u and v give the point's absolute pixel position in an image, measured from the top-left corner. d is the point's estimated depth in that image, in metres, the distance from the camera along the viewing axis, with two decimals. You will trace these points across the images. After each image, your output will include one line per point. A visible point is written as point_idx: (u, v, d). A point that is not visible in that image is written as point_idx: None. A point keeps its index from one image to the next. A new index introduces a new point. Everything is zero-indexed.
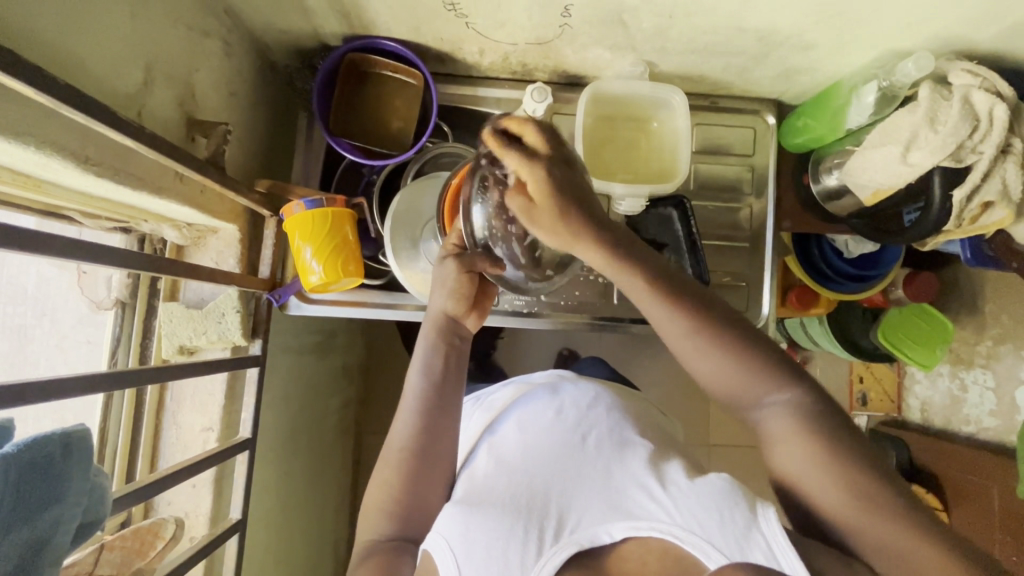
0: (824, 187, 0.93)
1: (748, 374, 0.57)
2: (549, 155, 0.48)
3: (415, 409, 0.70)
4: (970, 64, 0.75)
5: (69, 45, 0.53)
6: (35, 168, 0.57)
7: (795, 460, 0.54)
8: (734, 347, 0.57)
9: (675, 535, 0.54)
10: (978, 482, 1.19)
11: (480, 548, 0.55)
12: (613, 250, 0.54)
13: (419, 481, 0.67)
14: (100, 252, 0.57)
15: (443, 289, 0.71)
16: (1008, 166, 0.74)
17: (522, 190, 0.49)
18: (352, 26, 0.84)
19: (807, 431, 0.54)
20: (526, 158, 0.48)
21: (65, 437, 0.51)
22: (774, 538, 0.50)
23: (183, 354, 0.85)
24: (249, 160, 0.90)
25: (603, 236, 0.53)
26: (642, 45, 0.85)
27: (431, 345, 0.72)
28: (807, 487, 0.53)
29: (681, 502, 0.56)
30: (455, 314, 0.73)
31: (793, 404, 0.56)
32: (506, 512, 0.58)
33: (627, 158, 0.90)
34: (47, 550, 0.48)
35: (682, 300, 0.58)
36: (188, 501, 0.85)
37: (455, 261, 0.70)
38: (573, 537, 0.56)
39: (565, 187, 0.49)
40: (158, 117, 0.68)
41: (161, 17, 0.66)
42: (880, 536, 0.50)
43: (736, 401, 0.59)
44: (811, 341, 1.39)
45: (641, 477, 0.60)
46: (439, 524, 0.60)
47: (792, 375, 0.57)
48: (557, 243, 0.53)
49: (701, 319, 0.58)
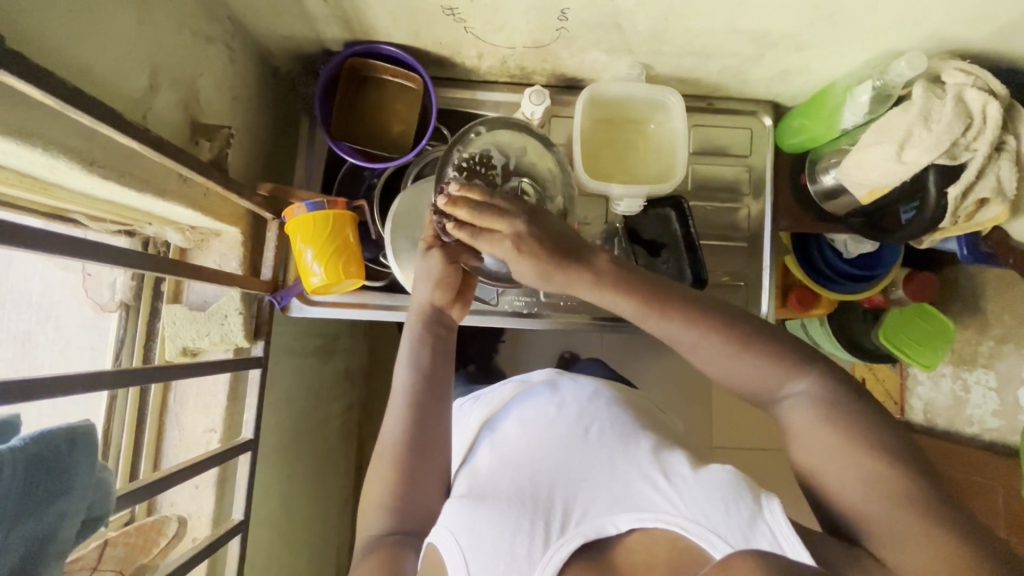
0: (821, 187, 0.94)
1: (764, 370, 0.58)
2: (516, 214, 0.61)
3: (407, 402, 0.71)
4: (962, 63, 0.76)
5: (75, 50, 0.54)
6: (41, 170, 0.58)
7: (815, 447, 0.55)
8: (753, 345, 0.59)
9: (681, 526, 0.54)
10: (982, 482, 1.18)
11: (487, 541, 0.56)
12: (595, 275, 0.61)
13: (416, 475, 0.68)
14: (106, 252, 0.58)
15: (428, 281, 0.73)
16: (1002, 164, 0.75)
17: (499, 241, 0.60)
18: (352, 31, 0.86)
19: (825, 418, 0.55)
20: (496, 219, 0.60)
21: (71, 432, 0.52)
22: (779, 528, 0.50)
23: (187, 355, 0.86)
24: (252, 164, 0.91)
25: (580, 264, 0.61)
26: (639, 47, 0.86)
27: (417, 337, 0.73)
28: (826, 473, 0.54)
29: (685, 494, 0.56)
30: (440, 305, 0.75)
31: (811, 392, 0.56)
32: (512, 505, 0.59)
33: (624, 159, 0.91)
34: (53, 543, 0.49)
35: (675, 304, 0.60)
36: (191, 502, 0.85)
37: (441, 252, 0.73)
38: (579, 529, 0.57)
39: (545, 245, 0.61)
40: (162, 121, 0.69)
41: (166, 23, 0.68)
42: (897, 525, 0.49)
43: (758, 395, 0.60)
44: (813, 342, 1.39)
45: (645, 469, 0.61)
46: (444, 519, 0.60)
47: (811, 365, 0.58)
48: (538, 280, 0.62)
49: (704, 321, 0.60)
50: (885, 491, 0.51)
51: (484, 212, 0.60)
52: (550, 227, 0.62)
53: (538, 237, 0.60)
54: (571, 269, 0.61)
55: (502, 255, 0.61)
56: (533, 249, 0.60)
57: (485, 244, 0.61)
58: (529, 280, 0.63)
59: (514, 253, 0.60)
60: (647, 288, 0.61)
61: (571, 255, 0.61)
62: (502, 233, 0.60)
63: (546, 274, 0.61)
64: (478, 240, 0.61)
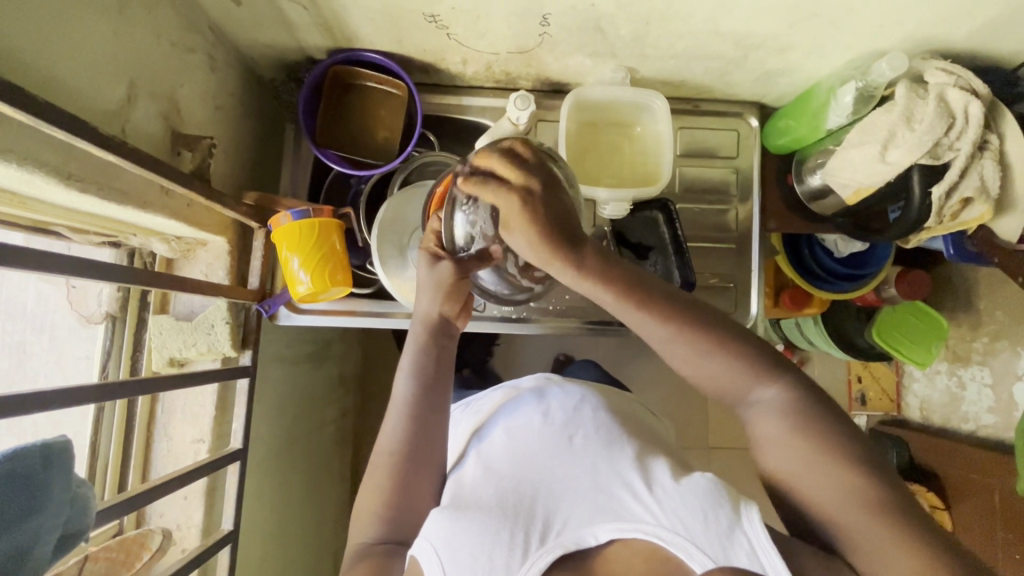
0: (808, 187, 0.94)
1: (734, 373, 0.58)
2: (530, 176, 0.57)
3: (404, 411, 0.71)
4: (943, 63, 0.76)
5: (47, 65, 0.54)
6: (19, 185, 0.58)
7: (789, 453, 0.55)
8: (727, 347, 0.58)
9: (659, 536, 0.54)
10: (977, 480, 1.18)
11: (465, 552, 0.56)
12: (581, 262, 0.57)
13: (407, 485, 0.68)
14: (86, 266, 0.57)
15: (437, 293, 0.72)
16: (985, 163, 0.76)
17: (504, 194, 0.57)
18: (335, 39, 0.86)
19: (791, 427, 0.55)
20: (511, 171, 0.58)
21: (46, 449, 0.51)
22: (757, 538, 0.51)
23: (174, 365, 0.86)
24: (237, 173, 0.91)
25: (572, 249, 0.56)
26: (622, 51, 0.86)
27: (422, 346, 0.73)
28: (794, 480, 0.54)
29: (666, 504, 0.56)
30: (447, 314, 0.74)
31: (780, 400, 0.56)
32: (493, 515, 0.59)
33: (611, 162, 0.91)
34: (28, 561, 0.49)
35: (661, 303, 0.58)
36: (180, 513, 0.85)
37: (450, 263, 0.71)
38: (558, 540, 0.57)
39: (546, 213, 0.56)
40: (142, 133, 0.69)
41: (146, 35, 0.68)
42: (871, 533, 0.50)
43: (729, 398, 0.59)
44: (807, 343, 1.38)
45: (627, 477, 0.60)
46: (425, 530, 0.60)
47: (780, 371, 0.57)
48: (528, 253, 0.57)
49: (675, 319, 0.58)
50: (849, 500, 0.52)
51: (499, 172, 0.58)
52: (559, 205, 0.57)
53: (541, 204, 0.56)
54: (569, 247, 0.56)
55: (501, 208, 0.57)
56: (534, 211, 0.56)
57: (490, 193, 0.58)
58: (522, 252, 0.58)
59: (514, 207, 0.56)
60: (631, 280, 0.58)
61: (572, 241, 0.57)
62: (509, 187, 0.57)
63: (538, 247, 0.56)
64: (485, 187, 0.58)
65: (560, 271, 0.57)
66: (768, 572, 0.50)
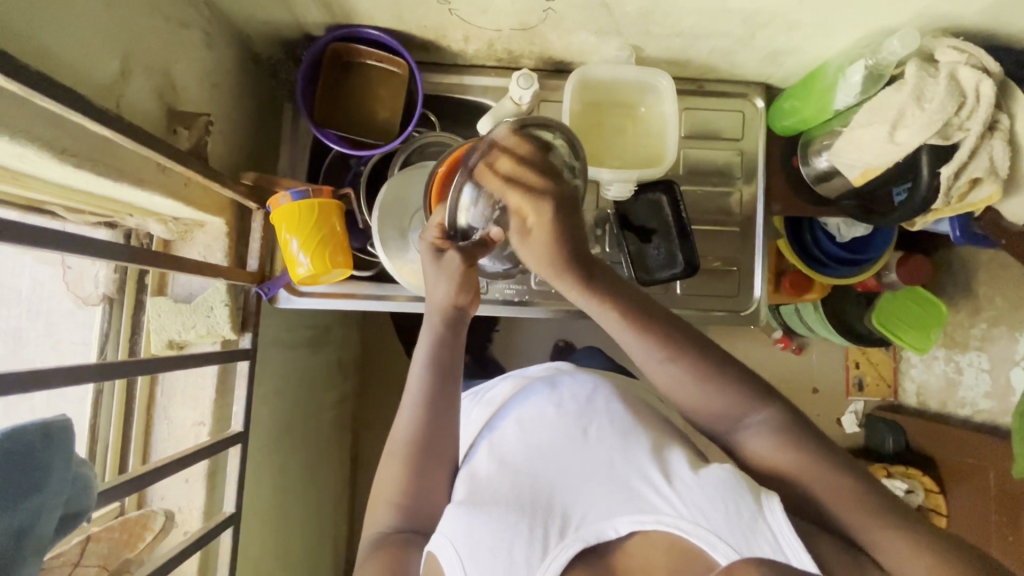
0: (813, 169, 0.93)
1: (729, 397, 0.59)
2: (551, 188, 0.62)
3: (418, 403, 0.69)
4: (955, 40, 0.75)
5: (37, 34, 0.52)
6: (10, 160, 0.57)
7: (789, 459, 0.56)
8: (715, 373, 0.59)
9: (681, 528, 0.53)
10: (973, 465, 1.18)
11: (486, 548, 0.55)
12: (594, 284, 0.63)
13: (424, 476, 0.66)
14: (85, 244, 0.56)
15: (448, 281, 0.70)
16: (994, 143, 0.75)
17: (535, 198, 0.62)
18: (335, 15, 0.84)
19: (786, 445, 0.56)
20: (534, 176, 0.63)
21: (45, 427, 0.51)
22: (781, 531, 0.50)
23: (173, 348, 0.85)
24: (234, 153, 0.90)
25: (586, 271, 0.63)
26: (628, 28, 0.84)
27: (437, 337, 0.71)
28: (818, 485, 0.54)
29: (686, 496, 0.55)
30: (459, 304, 0.72)
31: (770, 422, 0.58)
32: (511, 510, 0.58)
33: (614, 143, 0.89)
34: (29, 540, 0.49)
35: (657, 323, 0.61)
36: (182, 496, 0.85)
37: (458, 253, 0.70)
38: (579, 534, 0.56)
39: (570, 239, 0.62)
40: (137, 108, 0.68)
41: (139, 9, 0.66)
42: (880, 523, 0.51)
43: (720, 422, 0.60)
44: (806, 327, 1.37)
45: (645, 469, 0.59)
46: (442, 523, 0.59)
47: (770, 396, 0.59)
48: (542, 264, 0.63)
49: (672, 344, 0.61)
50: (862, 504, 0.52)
51: (526, 168, 0.63)
52: (578, 226, 0.63)
53: (565, 220, 0.62)
54: (577, 265, 0.62)
55: (526, 219, 0.62)
56: (559, 230, 0.62)
57: (517, 194, 0.62)
58: (533, 261, 0.64)
59: (546, 216, 0.61)
60: (631, 304, 0.62)
61: (581, 261, 0.63)
62: (541, 192, 0.62)
63: (558, 260, 0.62)
64: (511, 192, 0.63)
65: (568, 285, 0.63)
66: (792, 561, 0.49)
